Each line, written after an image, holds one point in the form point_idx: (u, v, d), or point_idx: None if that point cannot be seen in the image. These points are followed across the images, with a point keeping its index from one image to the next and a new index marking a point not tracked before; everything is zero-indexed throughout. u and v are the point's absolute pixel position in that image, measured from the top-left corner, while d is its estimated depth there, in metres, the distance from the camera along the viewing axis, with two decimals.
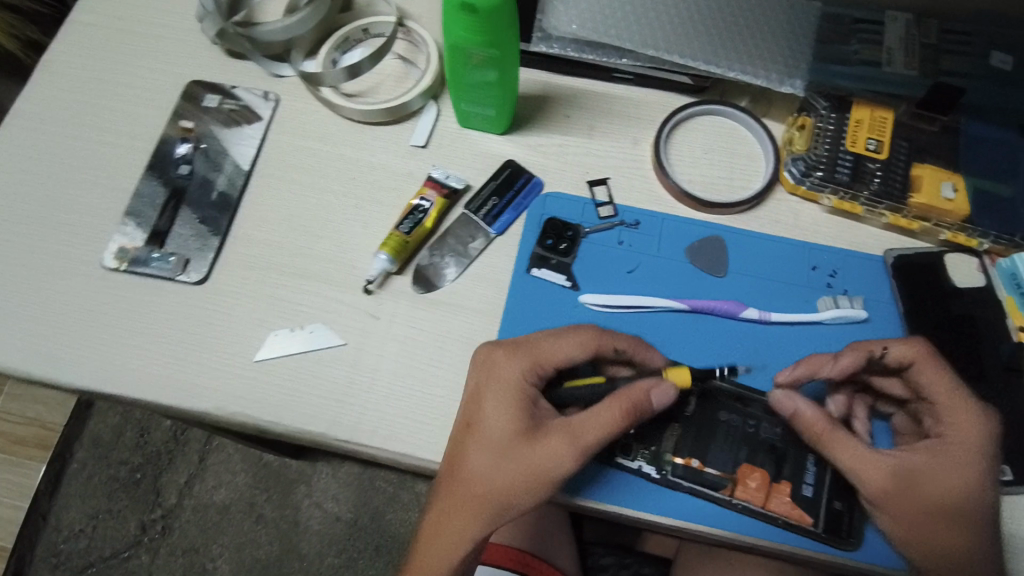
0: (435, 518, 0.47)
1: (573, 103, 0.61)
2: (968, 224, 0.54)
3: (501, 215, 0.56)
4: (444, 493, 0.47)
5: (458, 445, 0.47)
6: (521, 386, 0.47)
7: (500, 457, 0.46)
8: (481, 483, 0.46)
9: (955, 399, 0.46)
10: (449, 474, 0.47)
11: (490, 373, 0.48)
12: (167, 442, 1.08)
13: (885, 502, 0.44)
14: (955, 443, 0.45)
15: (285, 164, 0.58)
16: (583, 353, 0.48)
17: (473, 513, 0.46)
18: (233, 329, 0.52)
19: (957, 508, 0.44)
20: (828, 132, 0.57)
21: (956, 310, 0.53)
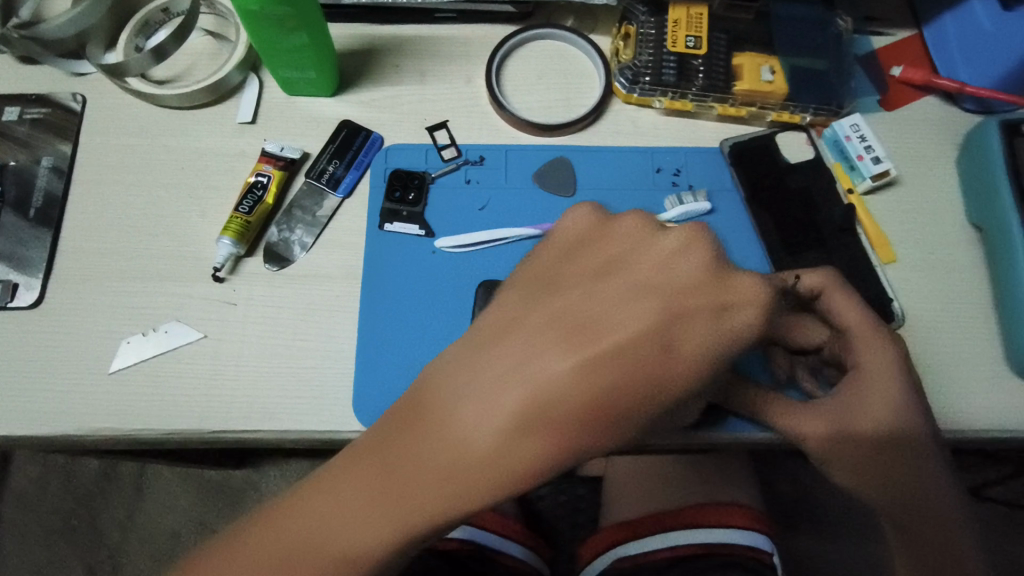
0: (354, 497, 0.36)
1: (401, 51, 0.60)
2: (789, 102, 0.57)
3: (344, 177, 0.55)
4: (382, 466, 0.35)
5: (420, 405, 0.35)
6: (641, 331, 0.31)
7: (385, 457, 0.35)
8: (434, 468, 0.34)
9: (868, 330, 0.47)
10: (376, 447, 0.36)
11: (590, 274, 0.34)
12: (99, 480, 1.03)
13: (831, 449, 0.46)
14: (875, 367, 0.46)
15: (107, 167, 0.55)
16: (687, 278, 0.32)
17: (415, 499, 0.34)
18: (80, 346, 0.49)
19: (895, 424, 0.46)
20: (650, 37, 0.58)
21: (792, 184, 0.56)
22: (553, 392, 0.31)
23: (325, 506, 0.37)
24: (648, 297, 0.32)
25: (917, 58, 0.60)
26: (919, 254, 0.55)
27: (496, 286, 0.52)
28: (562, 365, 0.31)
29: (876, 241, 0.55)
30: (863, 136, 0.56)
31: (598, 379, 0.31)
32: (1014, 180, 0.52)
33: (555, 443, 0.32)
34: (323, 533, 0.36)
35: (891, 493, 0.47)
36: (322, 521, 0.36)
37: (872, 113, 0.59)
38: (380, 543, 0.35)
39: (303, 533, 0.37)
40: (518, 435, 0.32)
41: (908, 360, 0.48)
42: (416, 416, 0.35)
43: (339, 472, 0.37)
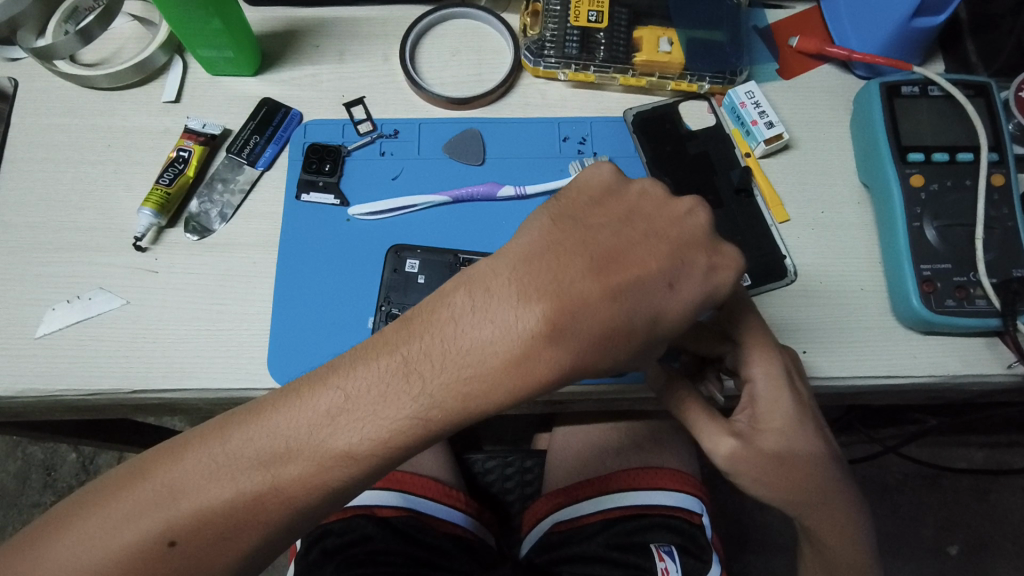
0: (240, 449, 0.36)
1: (321, 33, 0.63)
2: (686, 72, 0.60)
3: (264, 151, 0.58)
4: (275, 423, 0.36)
5: (334, 368, 0.37)
6: (537, 323, 0.34)
7: (282, 450, 0.36)
8: (326, 429, 0.36)
9: (759, 344, 0.45)
10: (272, 439, 0.36)
11: (512, 266, 0.36)
12: (77, 474, 1.06)
13: (738, 465, 0.45)
14: (763, 381, 0.45)
15: (37, 145, 0.57)
16: (587, 271, 0.36)
17: (306, 457, 0.36)
18: (9, 313, 0.52)
19: (791, 436, 0.45)
20: (555, 14, 0.61)
21: (692, 150, 0.59)
22: (462, 363, 0.35)
23: (209, 455, 0.36)
24: (558, 292, 0.35)
25: (816, 29, 0.63)
26: (810, 213, 0.58)
27: (404, 250, 0.55)
28: (481, 341, 0.35)
29: (772, 202, 0.57)
30: (756, 102, 0.59)
31: (498, 355, 0.34)
32: (894, 138, 0.55)
33: (444, 409, 0.35)
34: (201, 486, 0.36)
35: (797, 497, 0.47)
36: (200, 473, 0.36)
37: (769, 81, 0.61)
38: (258, 494, 0.36)
39: (175, 483, 0.36)
40: (413, 400, 0.35)
41: (795, 372, 0.47)
42: (328, 378, 0.37)
43: (235, 421, 0.37)
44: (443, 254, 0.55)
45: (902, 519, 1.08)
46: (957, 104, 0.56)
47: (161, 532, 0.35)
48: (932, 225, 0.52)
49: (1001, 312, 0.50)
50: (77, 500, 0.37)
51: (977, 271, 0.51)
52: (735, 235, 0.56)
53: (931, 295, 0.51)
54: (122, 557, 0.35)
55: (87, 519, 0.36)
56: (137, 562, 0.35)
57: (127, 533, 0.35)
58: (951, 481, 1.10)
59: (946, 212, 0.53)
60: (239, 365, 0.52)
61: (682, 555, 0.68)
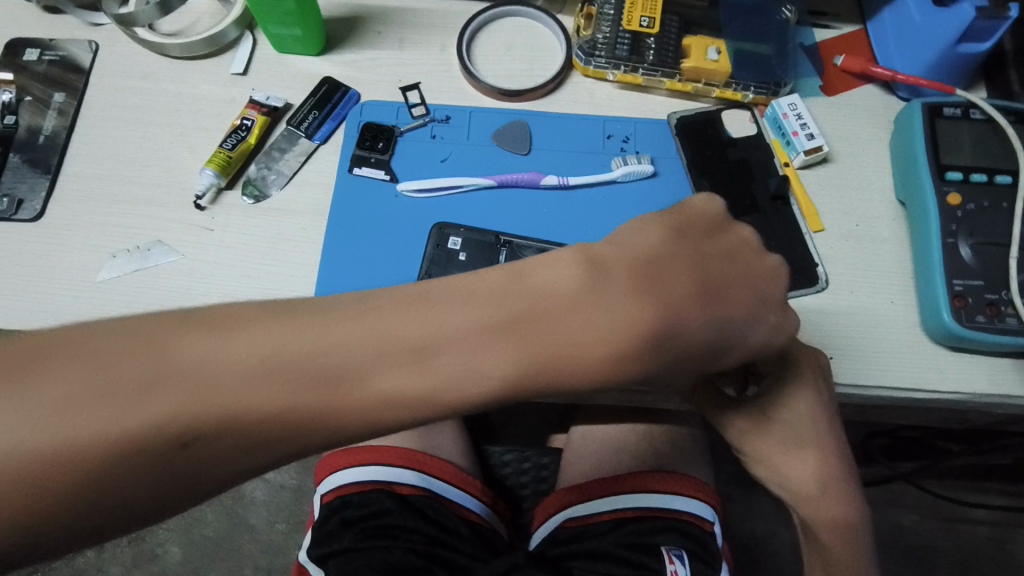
0: (301, 357, 0.35)
1: (383, 20, 0.66)
2: (732, 81, 0.62)
3: (322, 126, 0.61)
4: (352, 337, 0.36)
5: (445, 301, 0.37)
6: (649, 316, 0.38)
7: (337, 367, 0.35)
8: (416, 366, 0.36)
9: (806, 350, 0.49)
10: (330, 355, 0.35)
11: (631, 262, 0.40)
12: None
13: (749, 442, 0.49)
14: (799, 379, 0.47)
15: (112, 105, 0.61)
16: (690, 290, 0.40)
17: (367, 385, 0.36)
18: (71, 257, 0.55)
19: (812, 428, 0.48)
20: (608, 17, 0.64)
21: (732, 156, 0.61)
22: (563, 329, 0.37)
23: (263, 354, 0.35)
24: (670, 300, 0.39)
25: (862, 49, 0.64)
26: (845, 225, 0.59)
27: (448, 227, 0.56)
28: (592, 318, 0.38)
29: (808, 211, 0.59)
30: (799, 114, 0.60)
31: (598, 339, 0.37)
32: (934, 155, 0.56)
33: (533, 367, 0.37)
34: (252, 387, 0.34)
35: (815, 495, 0.48)
36: (245, 368, 0.34)
37: (812, 96, 0.63)
38: (282, 412, 0.34)
39: (219, 372, 0.34)
40: (510, 357, 0.37)
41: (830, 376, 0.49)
42: (426, 309, 0.37)
43: (291, 328, 0.36)
44: (485, 235, 0.56)
45: (914, 561, 1.06)
46: (998, 127, 0.57)
47: (178, 433, 0.33)
48: (967, 242, 0.53)
49: None
50: (66, 358, 0.32)
51: (1009, 290, 0.52)
52: (769, 239, 0.58)
53: (962, 310, 0.52)
54: (121, 445, 0.32)
55: (68, 393, 0.31)
56: (141, 450, 0.32)
57: (149, 412, 0.32)
58: (966, 526, 1.08)
59: (982, 229, 0.54)
60: None
61: (693, 560, 0.68)
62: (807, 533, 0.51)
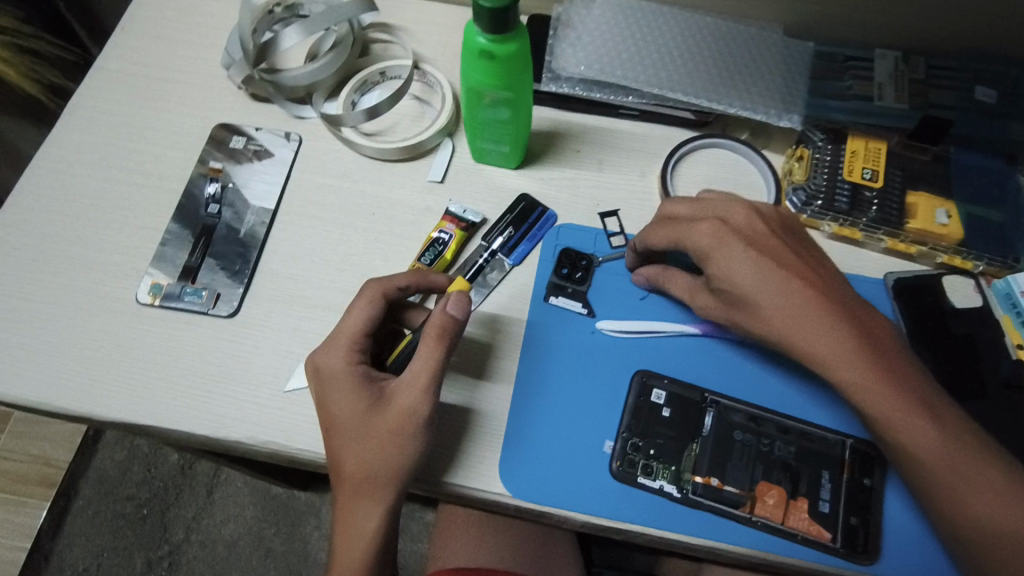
0: (354, 463, 0.48)
1: (582, 139, 0.65)
2: (963, 248, 0.57)
3: (517, 246, 0.59)
4: (331, 346, 0.50)
5: (338, 335, 0.50)
6: (386, 410, 0.48)
7: (364, 425, 0.48)
8: (365, 401, 0.48)
9: (727, 243, 0.49)
10: (345, 434, 0.48)
11: (425, 371, 0.47)
12: (174, 476, 1.17)
13: (927, 466, 0.45)
14: (813, 351, 0.47)
15: (311, 202, 0.61)
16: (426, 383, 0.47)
17: (357, 459, 0.48)
18: (259, 360, 0.53)
19: (972, 491, 0.44)
20: (825, 163, 0.60)
21: (956, 329, 0.56)
22: (372, 439, 0.47)
23: (374, 469, 0.47)
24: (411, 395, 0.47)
25: None
26: None
27: (650, 377, 0.53)
28: (405, 411, 0.47)
29: None
30: None
31: (390, 444, 0.47)
32: None
33: (369, 426, 0.48)
34: (386, 491, 0.48)
35: (954, 485, 0.44)
36: (372, 470, 0.47)
37: None
38: (362, 496, 0.48)
39: (372, 467, 0.47)
40: (353, 414, 0.48)
41: (841, 325, 0.47)
42: (351, 419, 0.48)
43: (336, 450, 0.48)
44: (690, 391, 0.52)
45: None
46: None
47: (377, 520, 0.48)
48: None
49: None
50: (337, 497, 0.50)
51: None
52: (1000, 432, 0.52)
53: None
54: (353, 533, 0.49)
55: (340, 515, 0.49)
56: (362, 487, 0.48)
57: (359, 505, 0.48)
58: None
59: None
60: (467, 466, 0.51)
61: None
62: None
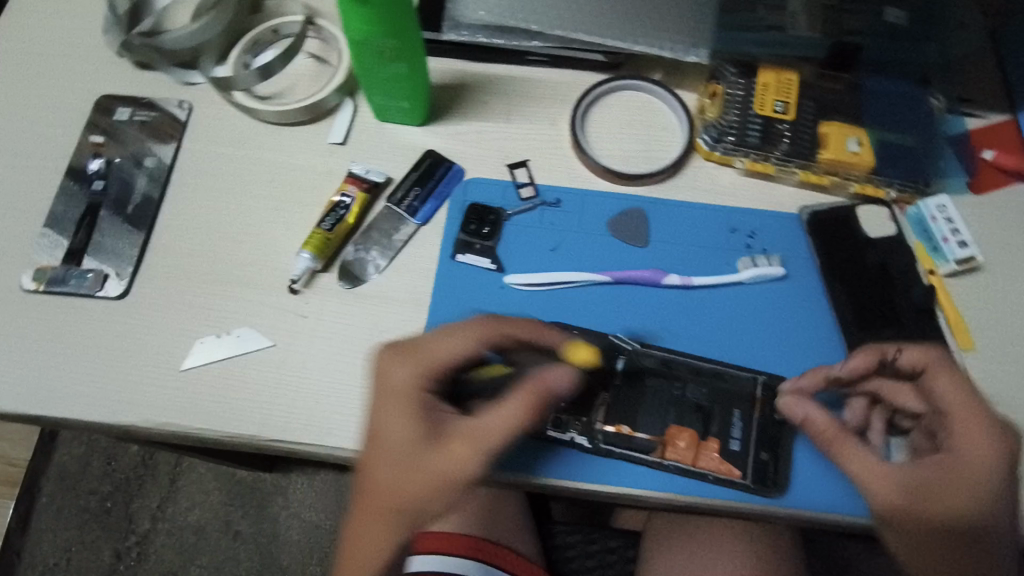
0: (382, 484, 0.45)
1: (490, 89, 0.62)
2: (874, 176, 0.56)
3: (423, 205, 0.57)
4: (386, 380, 0.47)
5: (399, 366, 0.47)
6: (462, 441, 0.45)
7: (404, 456, 0.45)
8: (428, 434, 0.45)
9: (795, 399, 0.48)
10: (378, 454, 0.45)
11: (517, 414, 0.45)
12: (136, 467, 1.14)
13: (912, 518, 0.44)
14: (870, 483, 0.44)
15: (203, 172, 0.57)
16: (484, 427, 0.45)
17: (390, 481, 0.45)
18: (157, 340, 0.52)
19: (961, 532, 0.44)
20: (737, 99, 0.58)
21: (871, 259, 0.55)
22: (416, 470, 0.45)
23: (405, 494, 0.45)
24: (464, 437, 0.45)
25: (1011, 144, 0.59)
26: (999, 344, 0.53)
27: (560, 329, 0.52)
28: (461, 445, 0.45)
29: (956, 327, 0.53)
30: (949, 218, 0.55)
31: (437, 474, 0.45)
32: None
33: (427, 452, 0.45)
34: (406, 516, 0.45)
35: (949, 526, 0.44)
36: (407, 493, 0.45)
37: (960, 195, 0.57)
38: (375, 517, 0.46)
39: (401, 491, 0.45)
40: (400, 436, 0.45)
41: (934, 470, 0.44)
42: (393, 439, 0.45)
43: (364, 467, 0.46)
44: (600, 339, 0.52)
45: None
46: None
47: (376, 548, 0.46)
48: None
49: None
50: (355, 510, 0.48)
51: None
52: None
53: None
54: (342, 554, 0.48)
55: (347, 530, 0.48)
56: (380, 509, 0.46)
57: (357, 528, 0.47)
58: None
59: None
60: None
61: None
62: None
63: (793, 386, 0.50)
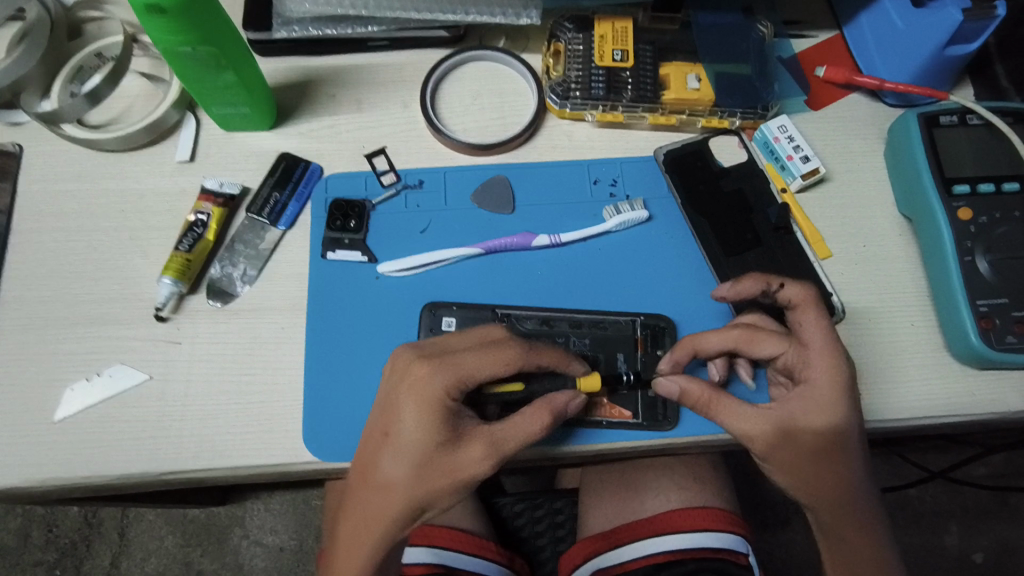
0: (392, 487, 0.45)
1: (337, 81, 0.61)
2: (716, 108, 0.58)
3: (285, 209, 0.55)
4: (390, 414, 0.45)
5: (401, 401, 0.45)
6: (418, 449, 0.44)
7: (416, 460, 0.44)
8: (444, 457, 0.44)
9: (536, 408, 0.45)
10: (390, 456, 0.45)
11: (519, 424, 0.45)
12: (80, 528, 1.08)
13: (782, 453, 0.46)
14: (744, 431, 0.46)
15: (46, 214, 0.55)
16: (526, 431, 0.45)
17: (401, 483, 0.44)
18: (23, 395, 0.50)
19: (832, 453, 0.46)
20: (578, 54, 0.59)
21: (727, 187, 0.57)
22: (430, 474, 0.44)
23: (415, 496, 0.44)
24: (484, 442, 0.44)
25: (842, 58, 0.62)
26: (853, 248, 0.56)
27: (439, 307, 0.53)
28: (444, 451, 0.44)
29: (813, 238, 0.56)
30: (790, 136, 0.57)
31: (431, 479, 0.44)
32: (937, 169, 0.53)
33: (426, 457, 0.44)
34: (366, 519, 0.46)
35: (815, 459, 0.47)
36: (394, 498, 0.45)
37: (799, 112, 0.60)
38: (371, 518, 0.46)
39: (409, 492, 0.44)
40: (411, 442, 0.44)
41: (804, 407, 0.47)
42: (399, 445, 0.44)
43: (374, 470, 0.45)
44: (481, 310, 0.53)
45: (927, 531, 1.04)
46: (998, 131, 0.54)
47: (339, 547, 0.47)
48: (985, 257, 0.51)
49: None
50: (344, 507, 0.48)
51: None
52: (778, 275, 0.55)
53: (990, 331, 0.49)
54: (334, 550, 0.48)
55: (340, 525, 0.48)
56: (364, 508, 0.46)
57: (348, 526, 0.47)
58: (1014, 500, 1.05)
59: (999, 246, 0.51)
60: (269, 446, 0.49)
61: None
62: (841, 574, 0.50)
63: (668, 366, 0.50)
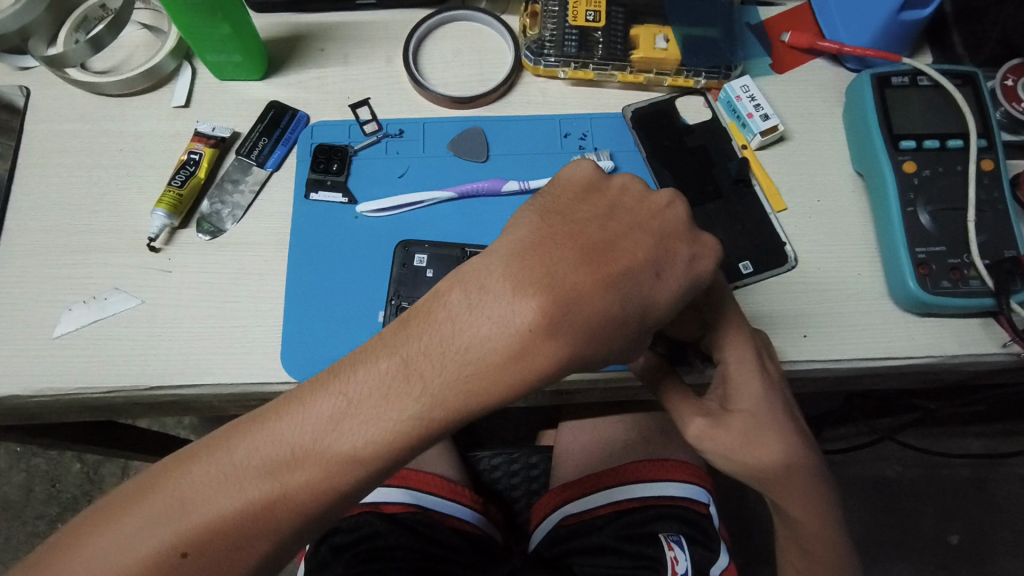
0: (538, 300, 0.36)
1: (325, 37, 0.64)
2: (682, 68, 0.61)
3: (272, 153, 0.59)
4: (556, 224, 0.39)
5: (603, 225, 0.40)
6: (586, 278, 0.37)
7: (580, 286, 0.37)
8: (596, 303, 0.37)
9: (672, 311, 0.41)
10: (561, 267, 0.37)
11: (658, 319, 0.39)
12: (82, 484, 1.13)
13: (718, 436, 0.47)
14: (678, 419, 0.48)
15: (49, 151, 0.59)
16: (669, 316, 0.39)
17: (537, 310, 0.36)
18: (25, 314, 0.54)
19: (763, 420, 0.47)
20: (553, 14, 0.63)
21: (690, 143, 0.60)
22: (581, 302, 0.36)
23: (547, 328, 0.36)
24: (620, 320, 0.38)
25: (808, 25, 0.65)
26: (808, 202, 0.59)
27: (412, 245, 0.56)
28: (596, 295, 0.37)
29: (770, 192, 0.59)
30: (752, 96, 0.60)
31: (567, 318, 0.36)
32: (886, 126, 0.56)
33: (588, 287, 0.37)
34: (462, 346, 0.36)
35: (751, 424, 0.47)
36: (524, 319, 0.36)
37: (762, 75, 0.63)
38: (461, 349, 0.36)
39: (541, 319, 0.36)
40: (589, 264, 0.38)
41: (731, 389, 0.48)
42: (577, 263, 0.38)
43: (517, 276, 0.37)
44: (451, 249, 0.56)
45: (903, 510, 1.07)
46: (946, 92, 0.57)
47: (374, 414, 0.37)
48: (925, 209, 0.54)
49: (995, 292, 0.52)
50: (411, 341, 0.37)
51: (969, 253, 0.53)
52: (735, 224, 0.58)
53: (927, 277, 0.53)
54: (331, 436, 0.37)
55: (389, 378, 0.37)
56: (454, 336, 0.37)
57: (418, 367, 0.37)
58: (987, 481, 1.08)
59: (939, 197, 0.54)
60: (250, 367, 0.53)
61: (692, 545, 0.66)
62: (782, 509, 0.53)
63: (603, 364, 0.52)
